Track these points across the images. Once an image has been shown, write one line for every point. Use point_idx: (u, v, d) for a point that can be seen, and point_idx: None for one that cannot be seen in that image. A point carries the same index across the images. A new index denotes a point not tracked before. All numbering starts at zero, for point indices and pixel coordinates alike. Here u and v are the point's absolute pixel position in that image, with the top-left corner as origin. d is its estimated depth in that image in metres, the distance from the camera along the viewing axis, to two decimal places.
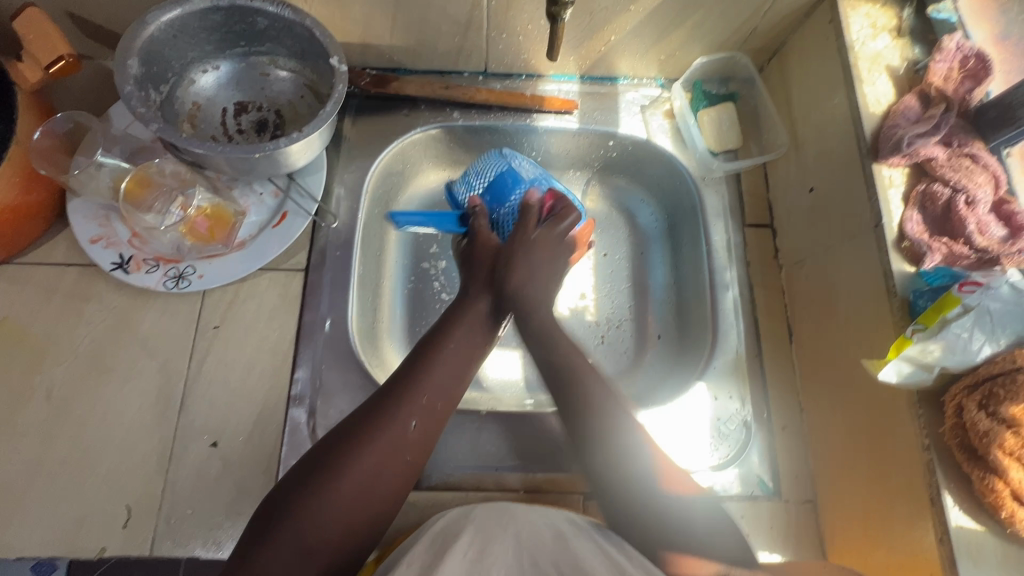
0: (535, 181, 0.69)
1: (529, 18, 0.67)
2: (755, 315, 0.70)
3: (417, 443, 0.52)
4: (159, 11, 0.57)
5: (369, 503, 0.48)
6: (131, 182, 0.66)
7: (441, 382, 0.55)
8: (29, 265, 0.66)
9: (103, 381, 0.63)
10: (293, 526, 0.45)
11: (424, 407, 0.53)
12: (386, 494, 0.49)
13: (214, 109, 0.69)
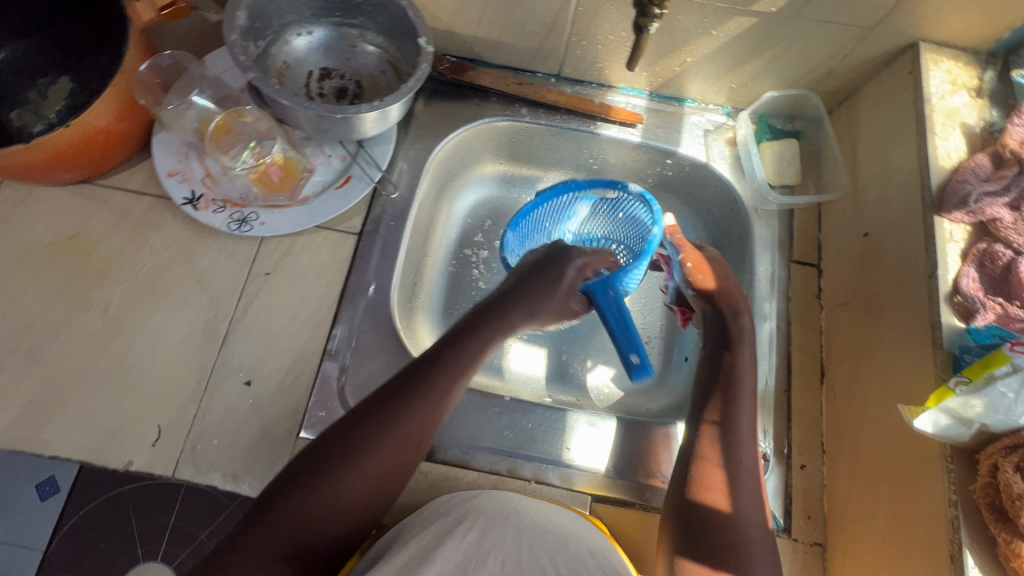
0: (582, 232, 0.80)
1: (612, 28, 0.70)
2: (789, 350, 0.70)
3: (416, 440, 0.54)
4: None
5: (369, 501, 0.51)
6: (216, 122, 0.69)
7: (443, 386, 0.55)
8: (108, 188, 0.71)
9: (155, 307, 0.66)
10: (297, 515, 0.48)
11: (430, 401, 0.55)
12: (384, 491, 0.52)
13: (301, 70, 0.72)
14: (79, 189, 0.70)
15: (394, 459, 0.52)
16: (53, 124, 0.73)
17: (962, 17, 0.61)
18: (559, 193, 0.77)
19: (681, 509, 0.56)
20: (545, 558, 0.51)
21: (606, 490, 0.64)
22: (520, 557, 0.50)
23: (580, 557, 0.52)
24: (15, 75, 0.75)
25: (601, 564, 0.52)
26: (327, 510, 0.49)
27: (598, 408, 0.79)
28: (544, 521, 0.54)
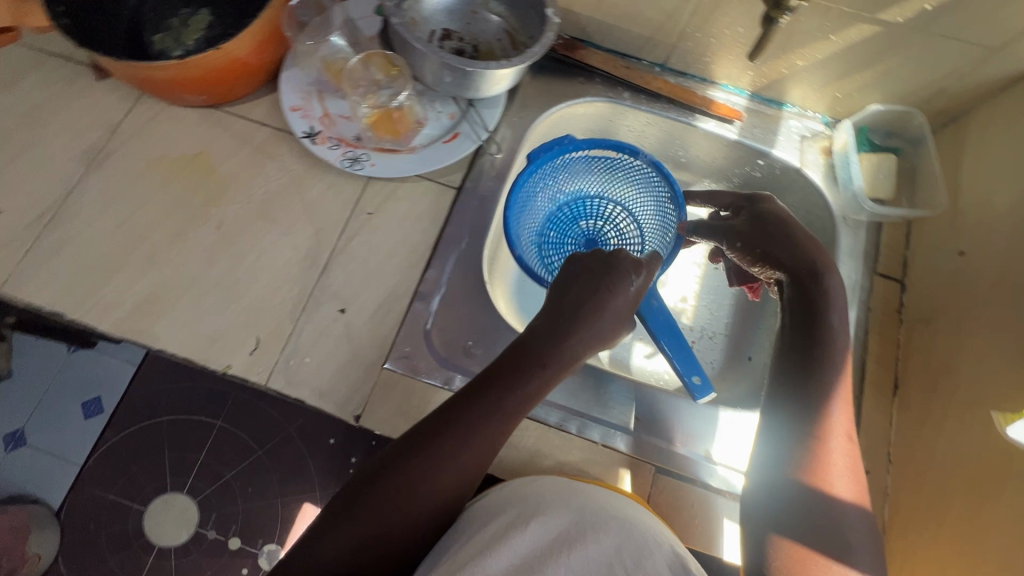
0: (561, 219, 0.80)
1: (730, 23, 0.72)
2: (865, 358, 0.70)
3: (496, 440, 0.51)
4: None
5: (436, 510, 0.49)
6: (337, 70, 0.75)
7: (519, 396, 0.52)
8: (234, 115, 0.75)
9: (263, 228, 0.70)
10: (370, 528, 0.47)
11: (511, 403, 0.51)
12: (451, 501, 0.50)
13: (425, 26, 0.76)
14: (207, 112, 0.75)
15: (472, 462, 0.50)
16: (190, 51, 0.78)
17: None
18: (556, 154, 0.74)
19: (763, 493, 0.53)
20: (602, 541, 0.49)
21: (670, 463, 0.66)
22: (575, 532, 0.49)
23: (648, 554, 0.48)
24: None
25: (667, 556, 0.48)
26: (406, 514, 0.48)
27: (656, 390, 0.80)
28: (607, 505, 0.53)
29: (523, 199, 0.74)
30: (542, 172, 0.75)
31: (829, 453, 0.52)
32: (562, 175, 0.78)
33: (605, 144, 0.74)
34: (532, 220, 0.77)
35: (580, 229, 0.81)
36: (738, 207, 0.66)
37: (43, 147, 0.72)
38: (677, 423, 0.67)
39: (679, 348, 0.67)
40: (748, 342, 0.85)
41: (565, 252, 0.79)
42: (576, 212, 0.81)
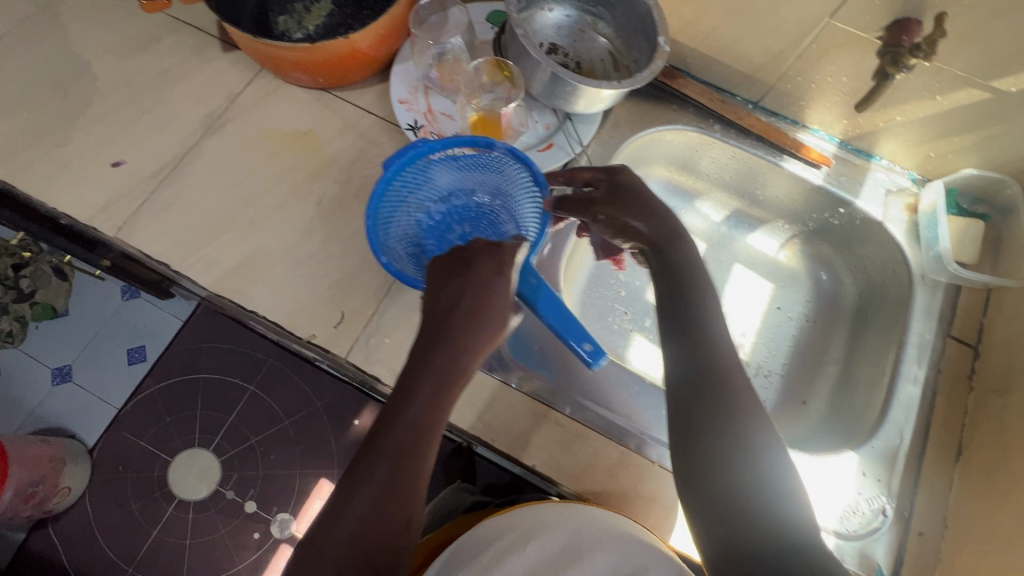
0: (444, 210, 0.68)
1: (835, 72, 0.73)
2: (930, 419, 0.70)
3: (427, 433, 0.48)
4: None
5: (382, 502, 0.45)
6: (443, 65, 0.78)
7: (439, 373, 0.50)
8: (344, 99, 0.80)
9: (359, 209, 0.74)
10: (320, 548, 0.43)
11: (422, 398, 0.49)
12: (399, 493, 0.45)
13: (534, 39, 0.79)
14: (320, 94, 0.80)
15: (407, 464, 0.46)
16: (310, 35, 0.83)
17: None
18: (411, 159, 0.63)
19: (716, 484, 0.48)
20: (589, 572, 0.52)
21: None
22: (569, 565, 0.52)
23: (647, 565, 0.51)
24: None
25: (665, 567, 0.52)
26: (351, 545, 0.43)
27: None
28: (597, 527, 0.54)
29: (388, 201, 0.63)
30: (400, 187, 0.64)
31: (736, 425, 0.50)
32: (427, 181, 0.66)
33: (460, 139, 0.63)
34: (404, 235, 0.65)
35: (457, 235, 0.67)
36: (597, 182, 0.64)
37: (168, 109, 0.77)
38: None
39: (566, 320, 0.62)
40: (804, 386, 0.85)
41: (445, 242, 0.66)
42: (456, 219, 0.68)
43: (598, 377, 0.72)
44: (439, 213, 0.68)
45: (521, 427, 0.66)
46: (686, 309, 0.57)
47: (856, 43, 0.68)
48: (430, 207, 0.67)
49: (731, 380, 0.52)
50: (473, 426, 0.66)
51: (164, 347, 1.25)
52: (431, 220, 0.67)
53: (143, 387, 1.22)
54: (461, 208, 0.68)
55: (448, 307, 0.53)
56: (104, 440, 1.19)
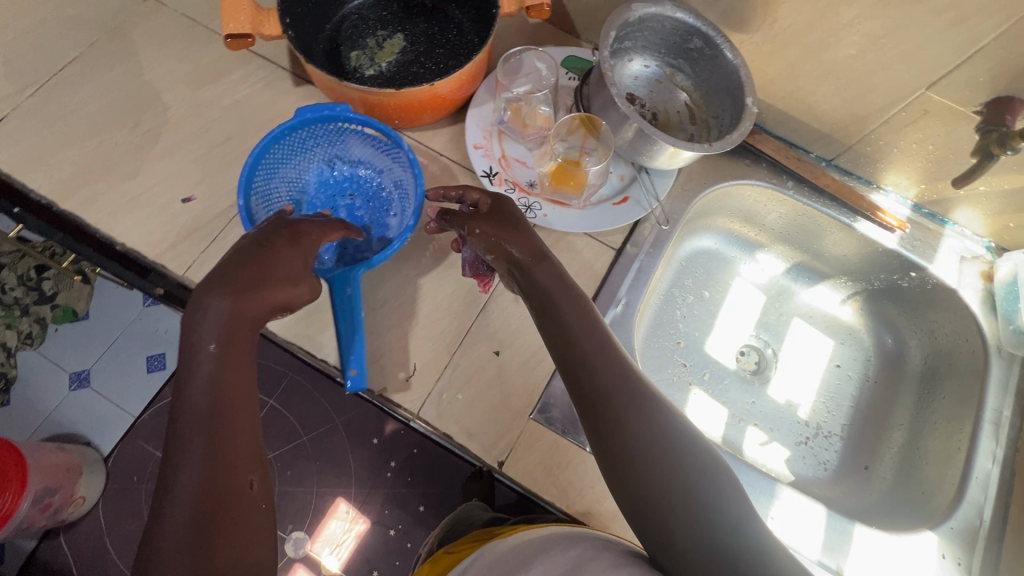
0: (348, 183, 0.76)
1: (921, 139, 0.72)
2: (1008, 501, 0.68)
3: (226, 399, 0.44)
4: (644, 4, 0.70)
5: (209, 488, 0.41)
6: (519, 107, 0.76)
7: (209, 323, 0.47)
8: (417, 141, 0.79)
9: (433, 257, 0.73)
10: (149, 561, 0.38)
11: (212, 367, 0.45)
12: (214, 469, 0.41)
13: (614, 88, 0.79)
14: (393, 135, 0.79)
15: (223, 443, 0.43)
16: (382, 72, 0.81)
17: None
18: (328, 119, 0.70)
19: (648, 495, 0.45)
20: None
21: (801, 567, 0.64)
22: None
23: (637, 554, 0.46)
24: (359, 19, 0.85)
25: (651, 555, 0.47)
26: (182, 548, 0.38)
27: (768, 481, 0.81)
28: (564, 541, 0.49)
29: (268, 160, 0.70)
30: (297, 140, 0.72)
31: (634, 410, 0.48)
32: (336, 140, 0.74)
33: (376, 123, 0.69)
34: (290, 181, 0.73)
35: (344, 202, 0.75)
36: (483, 204, 0.64)
37: (240, 144, 0.76)
38: (809, 525, 0.67)
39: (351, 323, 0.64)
40: (867, 451, 0.83)
41: (330, 203, 0.75)
42: (345, 185, 0.76)
43: None
44: (339, 176, 0.76)
45: (597, 495, 0.64)
46: (546, 301, 0.55)
47: (950, 114, 0.67)
48: (340, 182, 0.76)
49: (595, 367, 0.50)
50: (546, 490, 0.64)
51: (186, 358, 1.10)
52: (307, 169, 0.75)
53: (160, 397, 1.05)
54: (353, 188, 0.76)
55: (230, 265, 0.50)
56: (110, 446, 1.03)
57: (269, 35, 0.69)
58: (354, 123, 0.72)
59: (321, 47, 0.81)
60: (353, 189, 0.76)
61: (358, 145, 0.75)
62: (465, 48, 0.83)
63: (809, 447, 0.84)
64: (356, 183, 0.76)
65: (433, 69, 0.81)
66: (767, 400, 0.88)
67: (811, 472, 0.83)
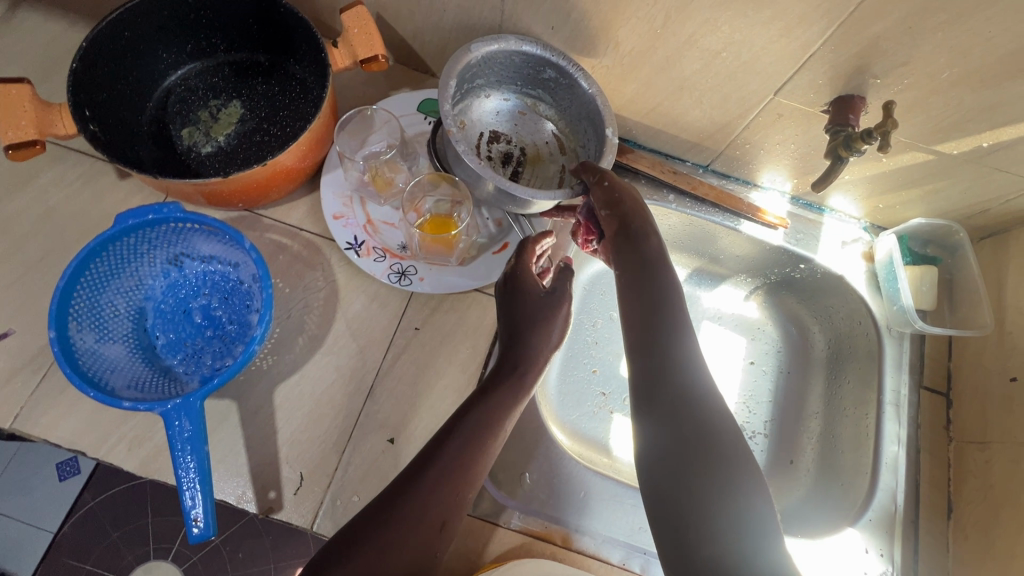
0: (200, 285, 0.66)
1: (783, 139, 0.72)
2: (918, 479, 0.70)
3: (485, 439, 0.53)
4: (483, 43, 0.66)
5: (422, 511, 0.48)
6: (376, 174, 0.71)
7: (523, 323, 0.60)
8: (270, 218, 0.71)
9: (305, 348, 0.66)
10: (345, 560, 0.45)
11: (475, 413, 0.54)
12: (438, 495, 0.49)
13: (474, 130, 0.76)
14: (242, 215, 0.71)
15: (448, 496, 0.49)
16: (221, 147, 0.74)
17: None
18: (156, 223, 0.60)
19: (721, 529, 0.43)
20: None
21: None
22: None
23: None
24: (187, 90, 0.76)
25: None
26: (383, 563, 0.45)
27: None
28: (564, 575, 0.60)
29: (90, 279, 0.59)
30: (124, 248, 0.61)
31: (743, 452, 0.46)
32: (176, 241, 0.64)
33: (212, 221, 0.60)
34: (127, 293, 0.63)
35: (198, 308, 0.66)
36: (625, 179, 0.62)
37: (63, 256, 0.66)
38: None
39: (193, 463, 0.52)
40: (790, 445, 0.83)
41: (181, 311, 0.65)
42: (197, 287, 0.66)
43: (591, 499, 0.65)
44: (188, 278, 0.66)
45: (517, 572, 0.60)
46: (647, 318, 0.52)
47: (802, 115, 0.67)
48: (191, 285, 0.66)
49: (710, 419, 0.47)
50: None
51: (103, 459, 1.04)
52: (148, 275, 0.65)
53: (81, 502, 1.00)
54: (208, 290, 0.66)
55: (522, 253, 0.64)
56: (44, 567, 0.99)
57: (63, 135, 0.60)
58: (191, 222, 0.62)
59: (144, 129, 0.73)
60: (208, 292, 0.66)
61: (204, 243, 0.65)
62: (307, 104, 0.75)
63: None
64: (210, 283, 0.66)
65: (277, 135, 0.74)
66: None
67: None
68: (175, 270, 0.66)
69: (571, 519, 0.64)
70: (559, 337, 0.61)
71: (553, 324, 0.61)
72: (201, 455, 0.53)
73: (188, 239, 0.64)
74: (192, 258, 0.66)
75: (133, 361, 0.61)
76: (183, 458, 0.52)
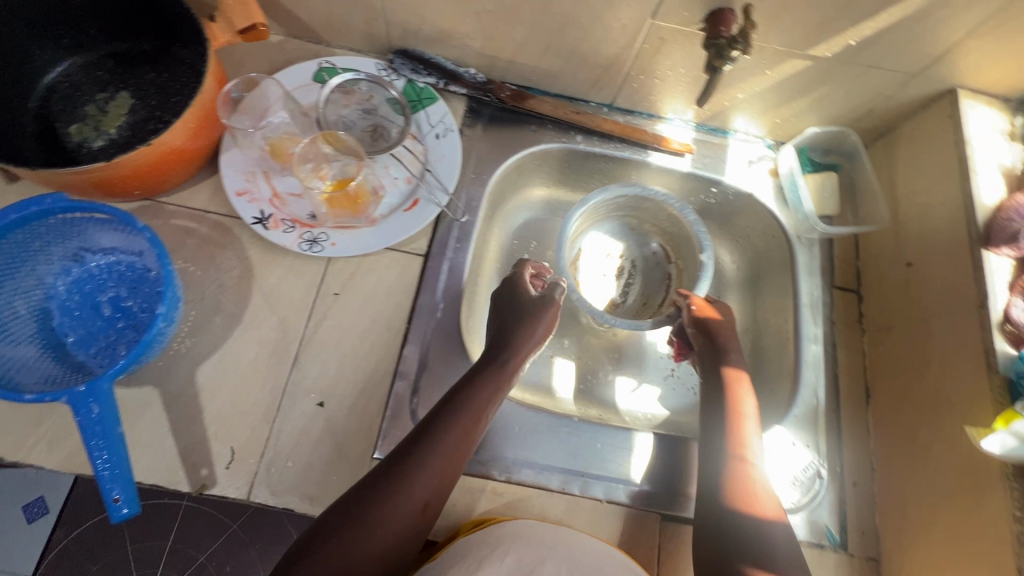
0: (107, 279, 0.65)
1: (673, 64, 0.74)
2: (836, 373, 0.73)
3: (471, 419, 0.58)
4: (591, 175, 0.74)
5: (419, 495, 0.54)
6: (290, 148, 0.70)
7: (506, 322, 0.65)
8: (173, 204, 0.70)
9: (224, 326, 0.66)
10: (343, 539, 0.50)
11: (465, 397, 0.59)
12: (434, 485, 0.55)
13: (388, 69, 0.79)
14: (143, 205, 0.70)
15: (437, 477, 0.55)
16: (114, 139, 0.72)
17: (1000, 68, 0.66)
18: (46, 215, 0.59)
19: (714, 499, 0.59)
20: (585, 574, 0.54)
21: (666, 506, 0.65)
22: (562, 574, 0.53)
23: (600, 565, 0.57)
24: (71, 86, 0.74)
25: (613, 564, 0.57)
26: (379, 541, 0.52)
27: (645, 427, 0.83)
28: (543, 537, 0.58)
29: None
30: (16, 246, 0.60)
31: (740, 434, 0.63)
32: (73, 235, 0.63)
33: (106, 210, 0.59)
34: (27, 294, 0.62)
35: (107, 302, 0.65)
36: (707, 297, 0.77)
37: None
38: (667, 462, 0.67)
39: (108, 444, 0.52)
40: None
41: (90, 306, 0.64)
42: (104, 281, 0.65)
43: (525, 433, 0.67)
44: (94, 272, 0.65)
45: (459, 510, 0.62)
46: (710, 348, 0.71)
47: (682, 36, 0.68)
48: (98, 280, 0.65)
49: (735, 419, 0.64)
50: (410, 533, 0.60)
51: (72, 491, 0.86)
52: (49, 274, 0.63)
53: (52, 542, 0.84)
54: (116, 283, 0.65)
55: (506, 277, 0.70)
56: None
57: None
58: (87, 214, 0.61)
59: (29, 130, 0.70)
60: (116, 285, 0.65)
61: (105, 236, 0.63)
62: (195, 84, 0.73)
63: (676, 377, 0.87)
64: (117, 275, 0.65)
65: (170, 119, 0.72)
66: (627, 348, 0.88)
67: (681, 401, 0.86)
68: (78, 266, 0.65)
69: (508, 454, 0.66)
70: (540, 337, 0.66)
71: (539, 322, 0.66)
72: (114, 438, 0.52)
73: (87, 233, 0.63)
74: (94, 250, 0.64)
75: (43, 360, 0.60)
76: (99, 441, 0.52)
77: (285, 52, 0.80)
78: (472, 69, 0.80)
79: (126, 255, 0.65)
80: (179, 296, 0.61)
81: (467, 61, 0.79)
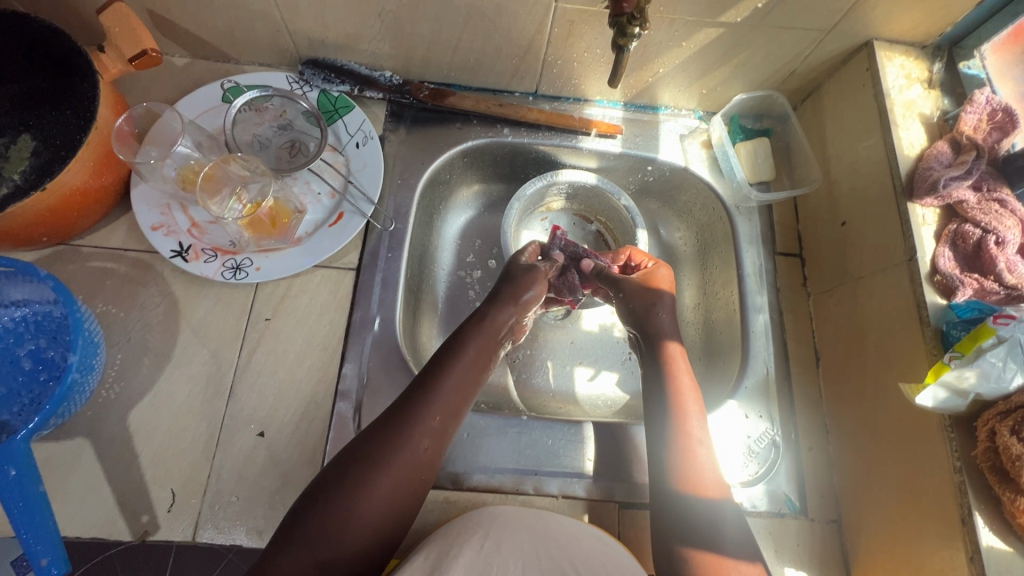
0: (21, 331, 0.62)
1: (587, 46, 0.72)
2: (785, 340, 0.73)
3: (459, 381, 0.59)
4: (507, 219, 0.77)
5: (410, 460, 0.54)
6: (204, 173, 0.65)
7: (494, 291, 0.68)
8: (87, 246, 0.68)
9: (153, 366, 0.64)
10: (336, 505, 0.51)
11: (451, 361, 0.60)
12: (422, 447, 0.55)
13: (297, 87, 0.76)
14: (56, 251, 0.67)
15: (426, 440, 0.56)
16: (18, 185, 0.69)
17: (911, 15, 0.65)
18: None
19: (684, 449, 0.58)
20: (565, 558, 0.54)
21: (626, 494, 0.65)
22: (541, 558, 0.54)
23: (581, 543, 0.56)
24: None
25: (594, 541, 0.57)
26: (378, 508, 0.52)
27: (607, 414, 0.82)
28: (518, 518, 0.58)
29: None
30: None
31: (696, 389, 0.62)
32: None
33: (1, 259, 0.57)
34: None
35: (25, 355, 0.62)
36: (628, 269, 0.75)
37: None
38: (620, 450, 0.67)
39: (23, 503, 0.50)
40: None
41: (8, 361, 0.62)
42: (18, 334, 0.62)
43: (475, 438, 0.66)
44: (5, 327, 0.62)
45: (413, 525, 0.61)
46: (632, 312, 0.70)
47: (589, 16, 0.66)
48: (12, 335, 0.62)
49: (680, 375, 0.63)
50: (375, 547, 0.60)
51: None
52: None
53: None
54: (32, 335, 0.63)
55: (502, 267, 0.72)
56: None
57: None
58: None
59: None
60: (32, 337, 0.63)
61: (11, 286, 0.61)
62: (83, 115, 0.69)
63: (634, 359, 0.86)
64: (32, 327, 0.63)
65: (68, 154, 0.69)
66: (582, 336, 0.87)
67: (641, 383, 0.85)
68: None
69: (458, 461, 0.65)
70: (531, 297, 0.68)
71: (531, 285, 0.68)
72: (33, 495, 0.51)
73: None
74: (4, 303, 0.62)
75: None
76: (14, 502, 0.50)
77: (192, 74, 0.77)
78: (387, 72, 0.78)
79: (37, 305, 0.62)
80: (95, 341, 0.61)
81: (381, 64, 0.77)
